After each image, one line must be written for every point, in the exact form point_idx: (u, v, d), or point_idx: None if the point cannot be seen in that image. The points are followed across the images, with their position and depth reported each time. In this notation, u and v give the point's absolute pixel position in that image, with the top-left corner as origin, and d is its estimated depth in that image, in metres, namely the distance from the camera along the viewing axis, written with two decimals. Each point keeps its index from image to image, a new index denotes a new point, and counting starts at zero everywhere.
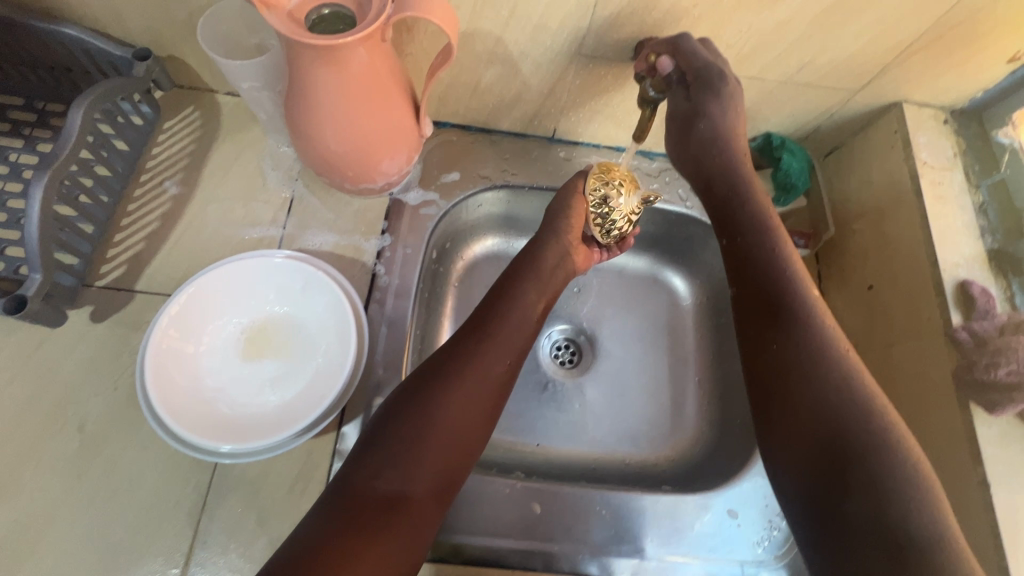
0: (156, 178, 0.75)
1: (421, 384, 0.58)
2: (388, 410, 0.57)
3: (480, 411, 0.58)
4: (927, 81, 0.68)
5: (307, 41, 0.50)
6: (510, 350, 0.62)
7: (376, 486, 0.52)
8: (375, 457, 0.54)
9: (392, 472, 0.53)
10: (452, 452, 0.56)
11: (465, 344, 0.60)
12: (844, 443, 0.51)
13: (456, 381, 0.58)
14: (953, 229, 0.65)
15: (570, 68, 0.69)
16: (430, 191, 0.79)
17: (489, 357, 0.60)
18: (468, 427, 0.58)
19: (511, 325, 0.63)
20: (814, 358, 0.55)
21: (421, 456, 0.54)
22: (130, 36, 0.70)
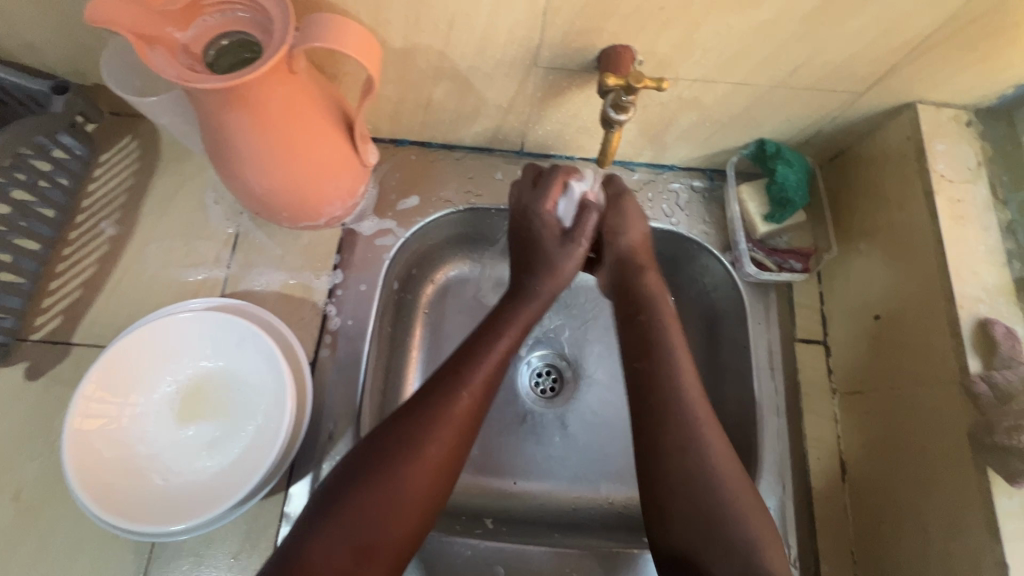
0: (91, 219, 0.70)
1: (383, 438, 0.52)
2: (346, 468, 0.51)
3: (446, 458, 0.52)
4: (946, 79, 0.58)
5: (198, 85, 0.43)
6: (484, 396, 0.55)
7: (325, 556, 0.46)
8: (327, 522, 0.48)
9: (344, 541, 0.47)
10: (414, 511, 0.50)
11: (435, 392, 0.54)
12: (709, 538, 0.49)
13: (422, 435, 0.51)
14: (972, 256, 0.57)
15: (529, 81, 0.61)
16: (387, 219, 0.72)
17: (460, 407, 0.53)
18: (432, 486, 0.51)
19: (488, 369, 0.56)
20: (686, 446, 0.53)
21: (378, 520, 0.48)
22: (48, 67, 0.65)
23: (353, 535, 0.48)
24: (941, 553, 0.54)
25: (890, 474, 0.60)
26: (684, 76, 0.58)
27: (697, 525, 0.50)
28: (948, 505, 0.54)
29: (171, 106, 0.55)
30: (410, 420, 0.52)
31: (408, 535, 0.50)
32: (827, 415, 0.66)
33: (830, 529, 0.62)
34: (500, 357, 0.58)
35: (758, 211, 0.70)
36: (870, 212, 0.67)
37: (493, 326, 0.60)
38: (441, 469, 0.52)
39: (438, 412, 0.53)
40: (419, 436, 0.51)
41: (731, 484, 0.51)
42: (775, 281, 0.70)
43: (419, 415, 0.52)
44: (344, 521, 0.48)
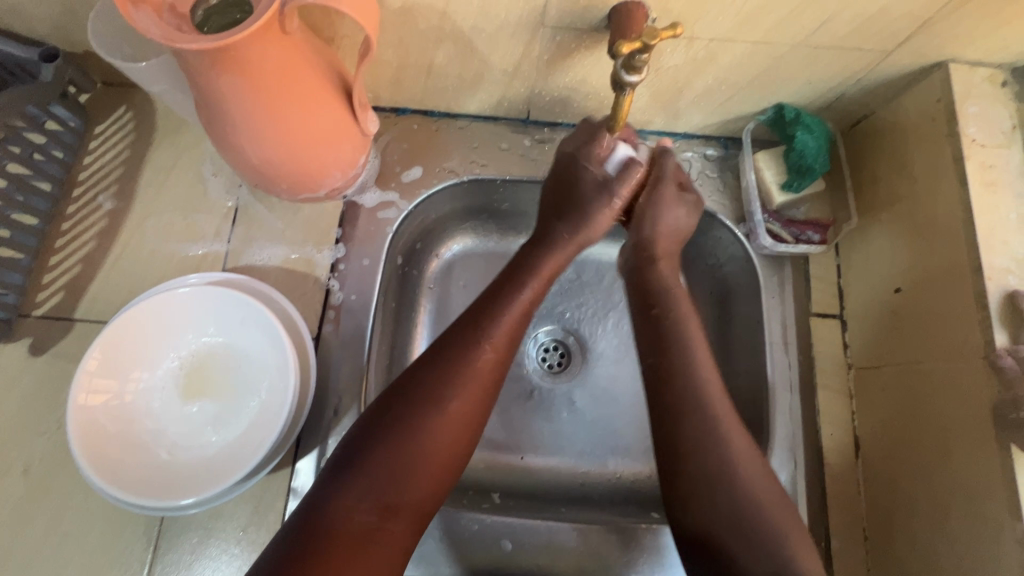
0: (88, 193, 0.68)
1: (405, 398, 0.50)
2: (366, 427, 0.49)
3: (468, 418, 0.51)
4: (982, 35, 0.55)
5: (185, 45, 0.41)
6: (505, 354, 0.54)
7: (350, 514, 0.45)
8: (350, 481, 0.47)
9: (369, 498, 0.46)
10: (435, 468, 0.49)
11: (455, 350, 0.52)
12: (740, 531, 0.48)
13: (445, 391, 0.50)
14: (1002, 225, 0.55)
15: (535, 43, 0.58)
16: (389, 191, 0.70)
17: (481, 365, 0.52)
18: (455, 444, 0.50)
19: (509, 325, 0.55)
20: (708, 436, 0.51)
21: (402, 478, 0.47)
22: (35, 33, 0.62)
23: (378, 492, 0.47)
24: (962, 531, 0.53)
25: (903, 453, 0.59)
26: (699, 35, 0.55)
27: (716, 508, 0.49)
28: (961, 483, 0.53)
29: (162, 73, 0.53)
30: (431, 378, 0.51)
31: (431, 492, 0.49)
32: (842, 391, 0.65)
33: (842, 505, 0.62)
34: (521, 311, 0.56)
35: (775, 180, 0.68)
36: (894, 180, 0.64)
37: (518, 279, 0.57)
38: (464, 427, 0.51)
39: (460, 369, 0.51)
40: (441, 393, 0.50)
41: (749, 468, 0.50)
42: (790, 253, 0.68)
43: (440, 373, 0.51)
44: (370, 478, 0.47)
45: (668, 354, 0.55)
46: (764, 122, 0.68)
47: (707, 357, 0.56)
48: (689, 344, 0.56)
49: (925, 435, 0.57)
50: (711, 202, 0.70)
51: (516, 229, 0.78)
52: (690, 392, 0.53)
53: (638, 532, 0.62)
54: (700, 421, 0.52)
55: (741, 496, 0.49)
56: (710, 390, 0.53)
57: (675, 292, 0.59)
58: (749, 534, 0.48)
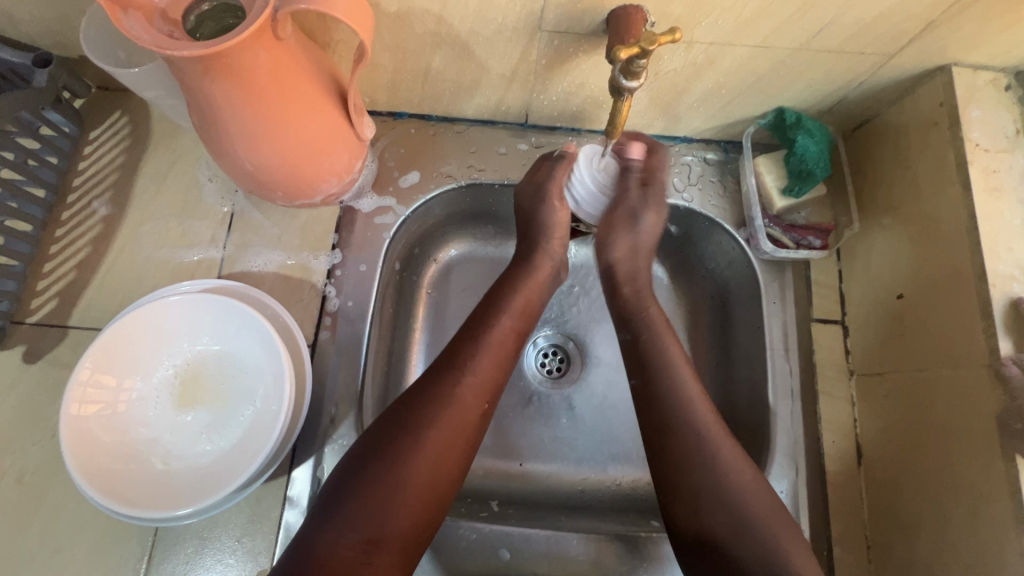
0: (83, 199, 0.68)
1: (390, 429, 0.50)
2: (353, 459, 0.49)
3: (454, 448, 0.50)
4: (986, 38, 0.54)
5: (176, 52, 0.40)
6: (489, 383, 0.54)
7: (335, 548, 0.45)
8: (335, 513, 0.46)
9: (354, 531, 0.46)
10: (422, 499, 0.48)
11: (438, 380, 0.53)
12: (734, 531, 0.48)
13: (427, 421, 0.50)
14: (1006, 231, 0.54)
15: (533, 47, 0.57)
16: (386, 196, 0.69)
17: (461, 395, 0.52)
18: (440, 474, 0.49)
19: (493, 356, 0.55)
20: (699, 444, 0.51)
21: (387, 510, 0.47)
22: (29, 37, 0.62)
23: (362, 524, 0.46)
24: (965, 542, 0.52)
25: (905, 463, 0.58)
26: (698, 39, 0.54)
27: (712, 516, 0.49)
28: (963, 493, 0.53)
29: (155, 79, 0.52)
30: (416, 409, 0.51)
31: (419, 523, 0.48)
32: (843, 398, 0.64)
33: (843, 513, 0.61)
34: (503, 337, 0.56)
35: (775, 184, 0.67)
36: (897, 185, 0.63)
37: (494, 306, 0.58)
38: (448, 457, 0.50)
39: (441, 399, 0.51)
40: (424, 422, 0.50)
41: (743, 475, 0.50)
42: (791, 259, 0.67)
43: (423, 403, 0.51)
44: (354, 511, 0.46)
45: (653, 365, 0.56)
46: (764, 126, 0.67)
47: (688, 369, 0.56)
48: (672, 363, 0.56)
49: (928, 443, 0.56)
50: (711, 207, 0.69)
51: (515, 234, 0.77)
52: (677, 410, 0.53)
53: (636, 541, 0.62)
54: (687, 427, 0.52)
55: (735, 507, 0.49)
56: (694, 403, 0.54)
57: (649, 309, 0.61)
58: (746, 543, 0.48)
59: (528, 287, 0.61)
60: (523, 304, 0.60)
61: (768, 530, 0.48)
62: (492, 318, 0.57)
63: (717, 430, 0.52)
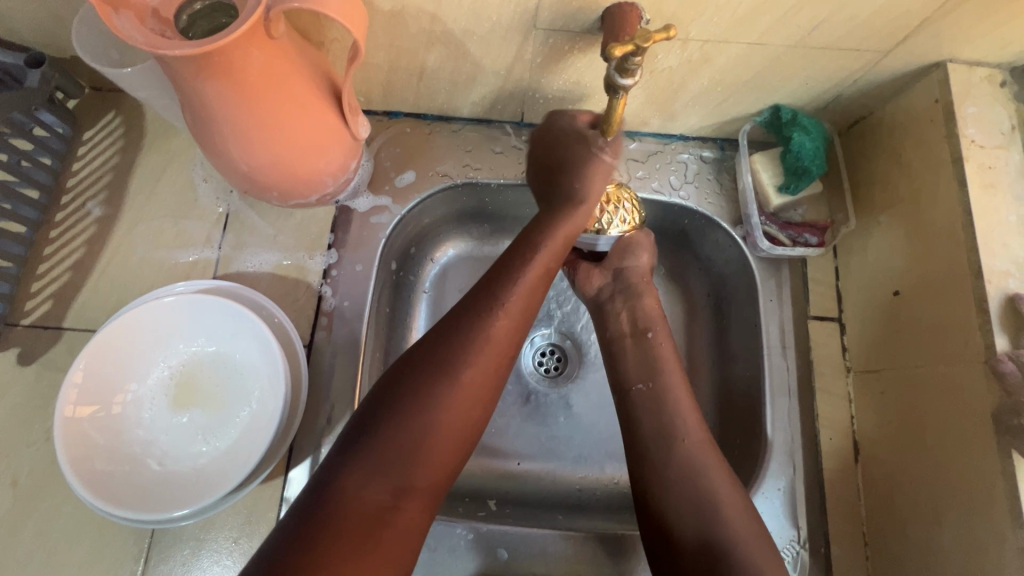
0: (78, 200, 0.67)
1: (410, 376, 0.49)
2: (379, 401, 0.48)
3: (481, 392, 0.50)
4: (981, 34, 0.54)
5: (167, 51, 0.40)
6: (518, 321, 0.53)
7: (361, 494, 0.44)
8: (359, 460, 0.45)
9: (379, 479, 0.45)
10: (450, 444, 0.48)
11: (466, 322, 0.51)
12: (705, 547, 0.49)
13: (455, 364, 0.49)
14: (1001, 227, 0.54)
15: (527, 45, 0.57)
16: (382, 195, 0.69)
17: (494, 337, 0.51)
18: (466, 420, 0.49)
19: (524, 296, 0.53)
20: (689, 466, 0.53)
21: (415, 455, 0.46)
22: (21, 37, 0.61)
23: (390, 470, 0.45)
24: (961, 536, 0.52)
25: (908, 440, 0.58)
26: (693, 37, 0.54)
27: (705, 531, 0.50)
28: (959, 475, 0.53)
29: (148, 79, 0.52)
30: (440, 353, 0.49)
31: (444, 468, 0.48)
32: (841, 394, 0.64)
33: (841, 510, 0.61)
34: (536, 279, 0.54)
35: (771, 182, 0.67)
36: (893, 181, 0.63)
37: (529, 246, 0.56)
38: (475, 402, 0.50)
39: (473, 341, 0.50)
40: (451, 366, 0.49)
41: (724, 491, 0.51)
42: (788, 256, 0.67)
43: (450, 346, 0.50)
44: (381, 455, 0.45)
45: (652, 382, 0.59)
46: (760, 123, 0.67)
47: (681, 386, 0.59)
48: (668, 383, 0.59)
49: (925, 440, 0.56)
50: (707, 205, 0.69)
51: (512, 232, 0.77)
52: (662, 431, 0.56)
53: (635, 539, 0.62)
54: (678, 450, 0.54)
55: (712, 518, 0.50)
56: (686, 423, 0.56)
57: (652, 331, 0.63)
58: (709, 535, 0.50)
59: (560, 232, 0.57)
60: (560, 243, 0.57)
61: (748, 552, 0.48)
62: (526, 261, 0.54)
63: (702, 447, 0.54)
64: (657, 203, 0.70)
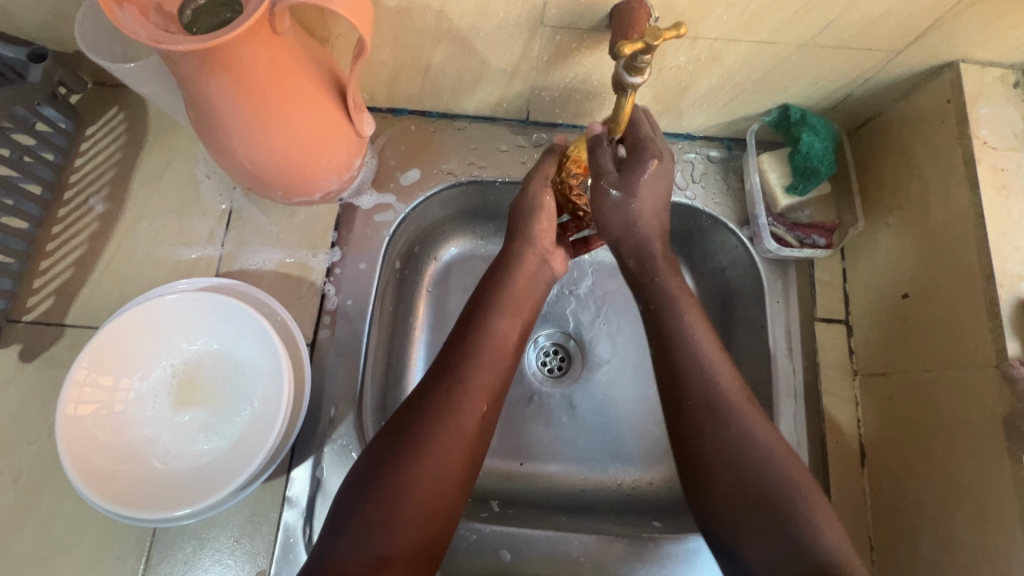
0: (80, 196, 0.67)
1: (385, 447, 0.49)
2: (362, 469, 0.48)
3: (457, 459, 0.49)
4: (996, 34, 0.53)
5: (171, 46, 0.39)
6: (489, 393, 0.52)
7: (343, 570, 0.44)
8: (341, 533, 0.45)
9: (363, 549, 0.44)
10: (431, 507, 0.47)
11: (432, 395, 0.51)
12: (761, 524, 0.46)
13: (423, 437, 0.49)
14: (1013, 230, 0.53)
15: (534, 43, 0.56)
16: (386, 193, 0.68)
17: (461, 404, 0.51)
18: (443, 491, 0.48)
19: (485, 370, 0.53)
20: (739, 439, 0.49)
21: (396, 524, 0.46)
22: (24, 32, 0.61)
23: (368, 543, 0.45)
24: (972, 545, 0.51)
25: (911, 468, 0.58)
26: (702, 35, 0.54)
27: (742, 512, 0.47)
28: (974, 514, 0.51)
29: (152, 75, 0.51)
30: (416, 419, 0.50)
31: (423, 542, 0.47)
32: (847, 398, 0.64)
33: (848, 515, 0.60)
34: (503, 345, 0.55)
35: (779, 183, 0.66)
36: (903, 182, 0.63)
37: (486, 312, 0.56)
38: (448, 473, 0.49)
39: (439, 412, 0.50)
40: (422, 437, 0.49)
41: (772, 449, 0.48)
42: (795, 257, 0.67)
43: (425, 412, 0.50)
44: (361, 526, 0.45)
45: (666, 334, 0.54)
46: (769, 123, 0.67)
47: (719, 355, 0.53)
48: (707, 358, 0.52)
49: (933, 445, 0.56)
50: (713, 204, 0.68)
51: None
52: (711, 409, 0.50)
53: (639, 540, 0.61)
54: (726, 424, 0.49)
55: (759, 480, 0.47)
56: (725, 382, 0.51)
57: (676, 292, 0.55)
58: (770, 517, 0.46)
59: (516, 285, 0.58)
60: (516, 298, 0.58)
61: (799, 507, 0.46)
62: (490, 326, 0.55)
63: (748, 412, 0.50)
64: (663, 203, 0.69)
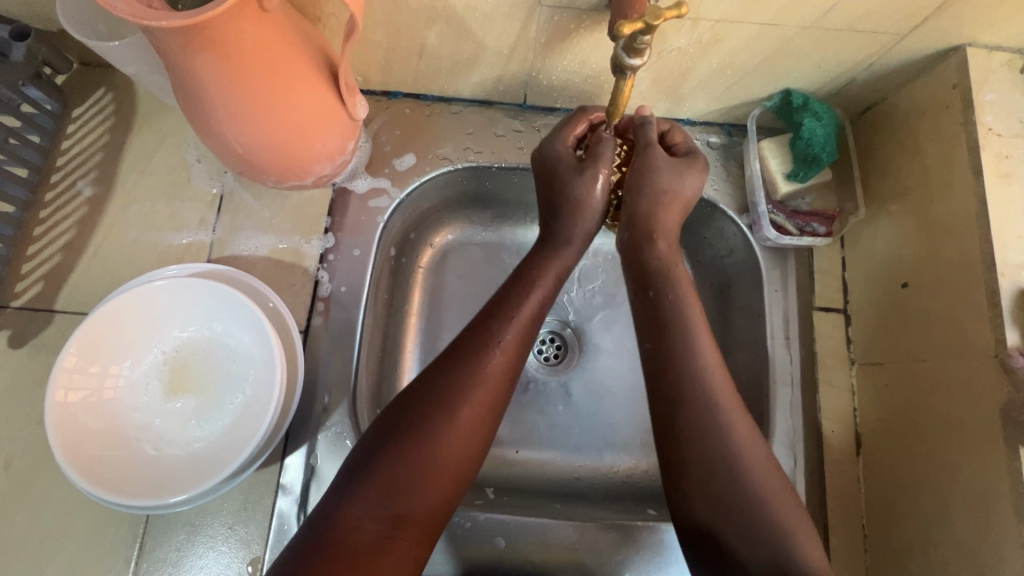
0: (67, 179, 0.65)
1: (414, 403, 0.48)
2: (386, 426, 0.48)
3: (482, 423, 0.49)
4: (1003, 17, 0.52)
5: (154, 23, 0.38)
6: (515, 357, 0.52)
7: (359, 524, 0.44)
8: (362, 490, 0.45)
9: (381, 508, 0.44)
10: (452, 471, 0.47)
11: (469, 351, 0.50)
12: (748, 531, 0.45)
13: (455, 398, 0.48)
14: (1016, 218, 0.52)
15: (532, 24, 0.55)
16: (381, 178, 0.67)
17: (491, 369, 0.50)
18: (468, 457, 0.48)
19: (517, 337, 0.52)
20: (715, 440, 0.48)
21: (416, 487, 0.45)
22: (4, 8, 0.59)
23: (387, 500, 0.45)
24: (961, 530, 0.52)
25: (908, 457, 0.57)
26: (704, 16, 0.52)
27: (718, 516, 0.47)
28: (971, 504, 0.51)
29: (137, 53, 0.50)
30: (443, 379, 0.49)
31: (440, 506, 0.47)
32: (844, 387, 0.64)
33: (841, 504, 0.61)
34: (530, 310, 0.54)
35: (780, 169, 0.65)
36: (904, 170, 0.62)
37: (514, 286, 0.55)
38: (475, 438, 0.48)
39: (471, 371, 0.49)
40: (452, 402, 0.48)
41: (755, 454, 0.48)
42: (794, 246, 0.66)
43: (451, 377, 0.49)
44: (382, 485, 0.45)
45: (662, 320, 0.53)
46: (770, 108, 0.65)
47: (712, 350, 0.51)
48: (703, 361, 0.50)
49: (928, 437, 0.56)
50: (712, 191, 0.67)
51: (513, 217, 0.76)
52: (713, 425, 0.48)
53: (637, 526, 0.61)
54: (711, 421, 0.48)
55: (741, 480, 0.47)
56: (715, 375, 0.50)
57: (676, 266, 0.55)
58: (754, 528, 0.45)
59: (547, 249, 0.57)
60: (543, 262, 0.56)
61: (776, 515, 0.46)
62: (524, 292, 0.54)
63: (740, 425, 0.49)
64: None
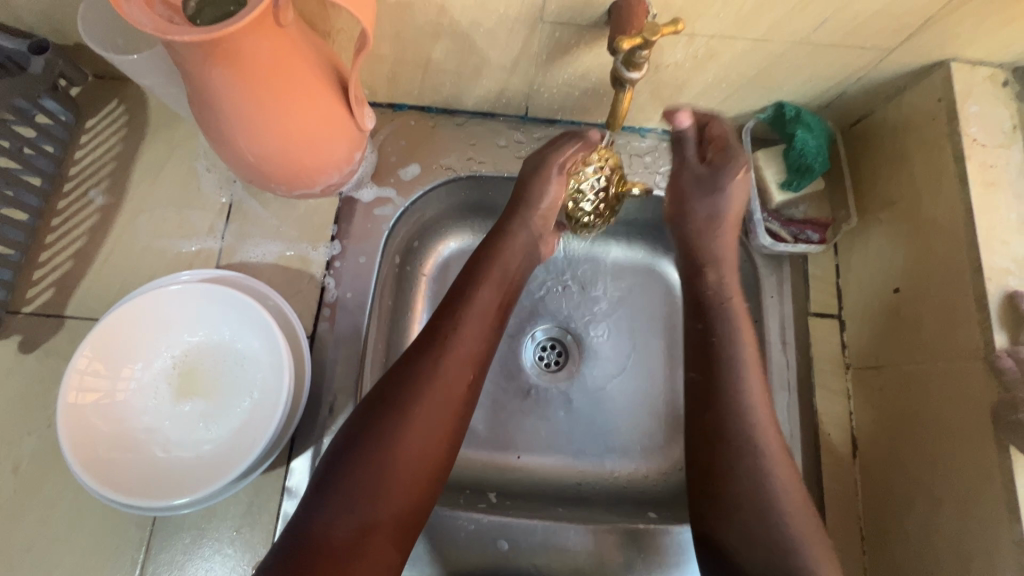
0: (79, 187, 0.67)
1: (375, 411, 0.50)
2: (348, 434, 0.49)
3: (440, 424, 0.50)
4: (984, 34, 0.54)
5: (176, 37, 0.40)
6: (469, 356, 0.54)
7: (330, 531, 0.45)
8: (329, 499, 0.46)
9: (348, 514, 0.46)
10: (417, 474, 0.49)
11: (423, 358, 0.52)
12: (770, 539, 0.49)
13: (412, 403, 0.50)
14: (1002, 226, 0.54)
15: (534, 38, 0.57)
16: (386, 187, 0.69)
17: (445, 372, 0.52)
18: (428, 457, 0.49)
19: (470, 340, 0.54)
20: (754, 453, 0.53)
21: (379, 492, 0.47)
22: (24, 23, 0.61)
23: (355, 507, 0.46)
24: (951, 530, 0.53)
25: (902, 458, 0.58)
26: (699, 32, 0.54)
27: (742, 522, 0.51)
28: (964, 503, 0.52)
29: (154, 65, 0.51)
30: (400, 385, 0.51)
31: (411, 506, 0.48)
32: (839, 390, 0.65)
33: (839, 506, 0.61)
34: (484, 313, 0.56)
35: (774, 179, 0.67)
36: (894, 179, 0.64)
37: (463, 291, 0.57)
38: (433, 439, 0.50)
39: (427, 376, 0.51)
40: (408, 404, 0.50)
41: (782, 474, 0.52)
42: (789, 253, 0.68)
43: (408, 382, 0.51)
44: (348, 491, 0.46)
45: (716, 326, 0.59)
46: (764, 120, 0.68)
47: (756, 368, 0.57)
48: (747, 379, 0.56)
49: (921, 438, 0.57)
50: None
51: None
52: (745, 439, 0.53)
53: (638, 528, 0.62)
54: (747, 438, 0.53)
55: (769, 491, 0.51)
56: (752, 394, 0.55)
57: (731, 304, 0.60)
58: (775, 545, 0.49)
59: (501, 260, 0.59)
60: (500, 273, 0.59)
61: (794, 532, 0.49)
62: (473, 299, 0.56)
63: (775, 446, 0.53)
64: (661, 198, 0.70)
